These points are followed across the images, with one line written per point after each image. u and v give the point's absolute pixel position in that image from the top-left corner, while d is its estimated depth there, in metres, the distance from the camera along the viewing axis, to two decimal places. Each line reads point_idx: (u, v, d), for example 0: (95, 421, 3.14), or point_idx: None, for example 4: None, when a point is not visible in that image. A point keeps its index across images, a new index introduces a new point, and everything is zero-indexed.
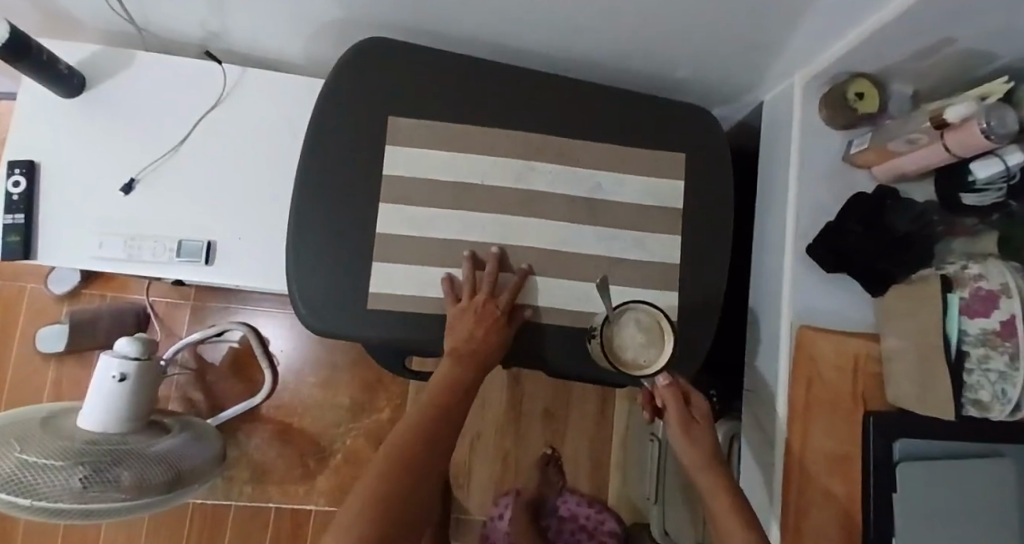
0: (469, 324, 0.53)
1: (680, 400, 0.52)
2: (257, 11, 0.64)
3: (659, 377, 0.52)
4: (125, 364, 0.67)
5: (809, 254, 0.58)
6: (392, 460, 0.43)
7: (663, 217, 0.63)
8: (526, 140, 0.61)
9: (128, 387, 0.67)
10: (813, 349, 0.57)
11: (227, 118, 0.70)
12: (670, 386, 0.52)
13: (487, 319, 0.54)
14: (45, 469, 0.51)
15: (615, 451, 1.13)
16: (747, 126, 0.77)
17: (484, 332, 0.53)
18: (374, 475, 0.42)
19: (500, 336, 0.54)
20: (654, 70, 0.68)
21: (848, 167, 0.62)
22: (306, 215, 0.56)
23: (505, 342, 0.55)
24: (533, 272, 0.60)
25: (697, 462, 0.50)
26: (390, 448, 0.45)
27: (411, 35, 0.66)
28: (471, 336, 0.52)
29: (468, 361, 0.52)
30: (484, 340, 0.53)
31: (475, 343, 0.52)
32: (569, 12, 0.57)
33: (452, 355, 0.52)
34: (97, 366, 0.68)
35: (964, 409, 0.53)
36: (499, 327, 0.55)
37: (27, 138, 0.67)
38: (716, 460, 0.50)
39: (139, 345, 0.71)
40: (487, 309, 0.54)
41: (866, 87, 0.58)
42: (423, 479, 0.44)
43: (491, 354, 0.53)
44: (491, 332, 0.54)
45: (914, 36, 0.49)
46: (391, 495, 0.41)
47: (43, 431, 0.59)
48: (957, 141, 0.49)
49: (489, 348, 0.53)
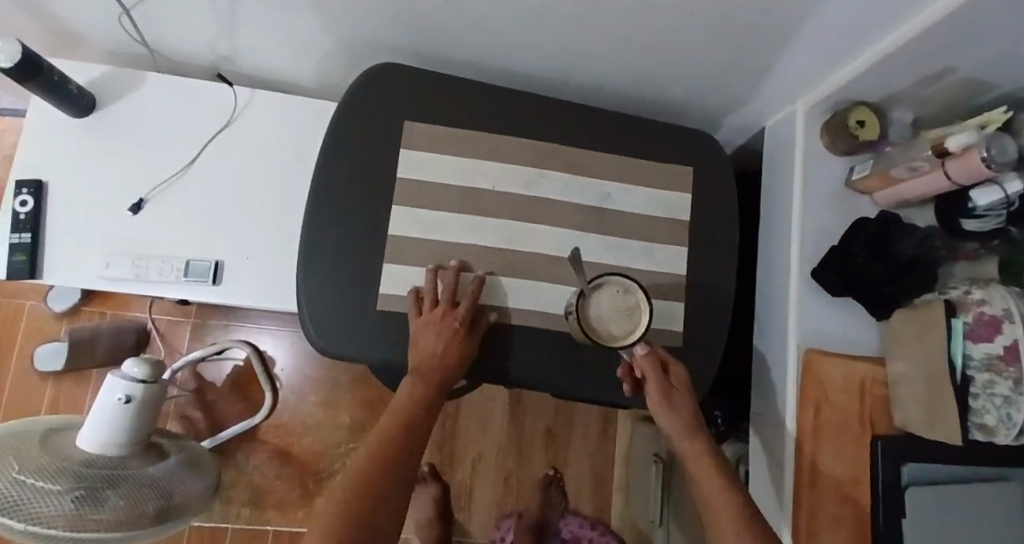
0: (430, 340, 0.52)
1: (658, 370, 0.54)
2: (269, 36, 0.65)
3: (636, 347, 0.54)
4: (131, 387, 0.67)
5: (815, 277, 0.59)
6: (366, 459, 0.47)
7: (670, 230, 0.64)
8: (535, 147, 0.62)
9: (133, 410, 0.66)
10: (821, 373, 0.57)
11: (236, 139, 0.71)
12: (648, 355, 0.54)
13: (447, 332, 0.53)
14: (42, 492, 0.50)
15: (617, 471, 1.12)
16: (748, 150, 0.78)
17: (446, 348, 0.53)
18: (348, 486, 0.45)
19: (463, 347, 0.54)
20: (658, 96, 0.70)
21: (851, 192, 0.63)
22: (317, 234, 0.57)
23: (468, 352, 0.54)
24: (493, 274, 0.59)
25: (680, 431, 0.52)
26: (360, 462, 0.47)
27: (421, 61, 0.68)
28: (432, 354, 0.52)
29: (433, 379, 0.52)
30: (445, 357, 0.53)
31: (436, 360, 0.52)
32: (577, 39, 0.58)
33: (416, 374, 0.52)
34: (103, 386, 0.67)
35: (970, 433, 0.53)
36: (461, 338, 0.54)
37: (36, 158, 0.67)
38: (694, 428, 0.52)
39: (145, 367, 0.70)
40: (448, 322, 0.53)
41: (867, 115, 0.59)
42: (393, 483, 0.47)
43: (456, 368, 0.53)
44: (453, 347, 0.53)
45: (912, 65, 0.51)
46: (362, 506, 0.44)
47: (42, 450, 0.57)
48: (958, 168, 0.50)
49: (451, 363, 0.53)
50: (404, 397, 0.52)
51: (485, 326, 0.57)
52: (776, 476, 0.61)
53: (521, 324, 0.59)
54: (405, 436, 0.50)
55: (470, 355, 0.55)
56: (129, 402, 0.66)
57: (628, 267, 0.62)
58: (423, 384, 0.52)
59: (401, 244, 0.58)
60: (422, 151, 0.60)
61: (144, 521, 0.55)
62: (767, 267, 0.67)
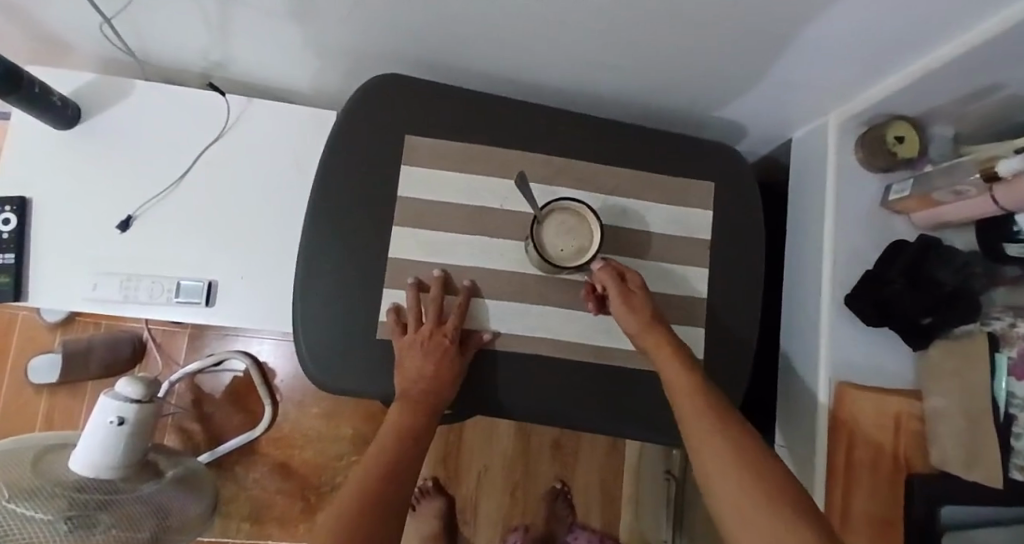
0: (416, 361, 0.50)
1: (616, 277, 0.51)
2: (264, 41, 0.61)
3: (593, 262, 0.52)
4: (125, 408, 0.60)
5: (847, 306, 0.56)
6: (374, 473, 0.44)
7: (693, 251, 0.60)
8: (548, 163, 0.58)
9: (126, 435, 0.60)
10: (853, 408, 0.54)
11: (230, 151, 0.67)
12: (603, 268, 0.52)
13: (435, 352, 0.50)
14: (35, 522, 0.46)
15: (627, 484, 1.09)
16: (773, 161, 0.74)
17: (435, 368, 0.50)
18: (353, 497, 0.41)
19: (452, 368, 0.51)
20: (678, 107, 0.66)
21: (886, 212, 0.59)
22: (315, 261, 0.54)
23: (457, 373, 0.51)
24: (480, 291, 0.56)
25: (641, 326, 0.49)
26: (361, 476, 0.44)
27: (427, 70, 0.63)
28: (419, 375, 0.49)
29: (421, 405, 0.49)
30: (434, 377, 0.50)
31: (424, 382, 0.49)
32: (594, 49, 0.54)
33: (405, 401, 0.49)
34: (95, 406, 0.61)
35: (1010, 473, 0.49)
36: (450, 358, 0.51)
37: (17, 173, 0.63)
38: (656, 321, 0.49)
39: (142, 385, 0.63)
40: (433, 341, 0.50)
41: (906, 130, 0.55)
42: (400, 493, 0.43)
43: (446, 391, 0.50)
44: (443, 366, 0.50)
45: (962, 80, 0.47)
46: (375, 511, 0.40)
47: (33, 473, 0.53)
48: (1008, 194, 0.46)
49: (443, 383, 0.50)
50: (394, 422, 0.48)
51: (475, 347, 0.53)
52: None
53: (533, 354, 0.55)
54: (408, 454, 0.47)
55: (460, 376, 0.51)
56: (122, 425, 0.60)
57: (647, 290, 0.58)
58: (416, 413, 0.49)
59: (407, 270, 0.55)
60: (429, 168, 0.56)
61: (140, 532, 0.54)
62: (794, 288, 0.64)
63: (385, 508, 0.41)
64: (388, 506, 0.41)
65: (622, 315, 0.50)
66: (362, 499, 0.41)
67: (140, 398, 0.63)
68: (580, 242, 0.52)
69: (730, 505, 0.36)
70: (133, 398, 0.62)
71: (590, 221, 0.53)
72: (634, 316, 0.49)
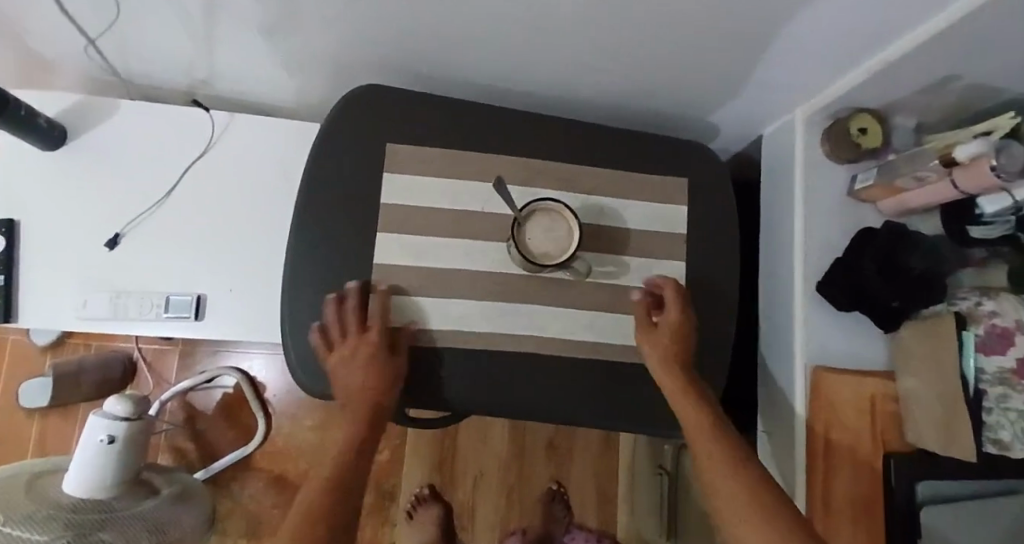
0: (353, 371, 0.51)
1: (648, 312, 0.57)
2: (246, 57, 0.62)
3: (635, 291, 0.58)
4: (115, 426, 0.61)
5: (820, 292, 0.58)
6: (322, 487, 0.46)
7: (672, 245, 0.61)
8: (526, 165, 0.59)
9: (117, 453, 0.60)
10: (830, 392, 0.55)
11: (215, 166, 0.68)
12: (643, 299, 0.57)
13: (364, 362, 0.50)
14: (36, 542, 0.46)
15: (622, 483, 1.10)
16: (746, 156, 0.76)
17: (368, 377, 0.50)
18: (301, 513, 0.43)
19: (385, 371, 0.51)
20: (653, 108, 0.68)
21: (854, 201, 0.62)
22: (302, 272, 0.55)
23: (393, 375, 0.52)
24: (463, 293, 0.56)
25: (663, 357, 0.54)
26: (313, 492, 0.46)
27: (406, 80, 0.65)
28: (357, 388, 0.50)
29: (364, 414, 0.50)
30: (369, 386, 0.50)
31: (361, 394, 0.50)
32: (566, 54, 0.55)
33: (352, 414, 0.51)
34: (85, 427, 0.62)
35: (985, 449, 0.51)
36: (382, 361, 0.51)
37: (3, 194, 0.64)
38: (679, 353, 0.54)
39: (131, 401, 0.64)
40: (361, 350, 0.51)
41: (868, 122, 0.58)
42: (347, 502, 0.46)
43: (387, 394, 0.51)
44: (375, 373, 0.51)
45: (917, 72, 0.49)
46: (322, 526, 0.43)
47: (25, 497, 0.53)
48: (966, 178, 0.48)
49: (380, 389, 0.51)
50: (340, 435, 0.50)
51: (405, 344, 0.54)
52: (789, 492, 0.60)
53: (520, 351, 0.56)
54: (354, 462, 0.49)
55: (396, 376, 0.52)
56: (112, 442, 0.61)
57: (629, 284, 0.59)
58: (360, 424, 0.50)
59: (392, 275, 0.56)
60: (410, 174, 0.57)
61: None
62: (771, 279, 0.66)
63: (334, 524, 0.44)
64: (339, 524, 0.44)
65: (649, 346, 0.55)
66: (308, 518, 0.43)
67: (129, 416, 0.64)
68: (552, 245, 0.54)
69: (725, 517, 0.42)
70: (121, 416, 0.63)
71: (568, 218, 0.54)
72: (659, 348, 0.54)
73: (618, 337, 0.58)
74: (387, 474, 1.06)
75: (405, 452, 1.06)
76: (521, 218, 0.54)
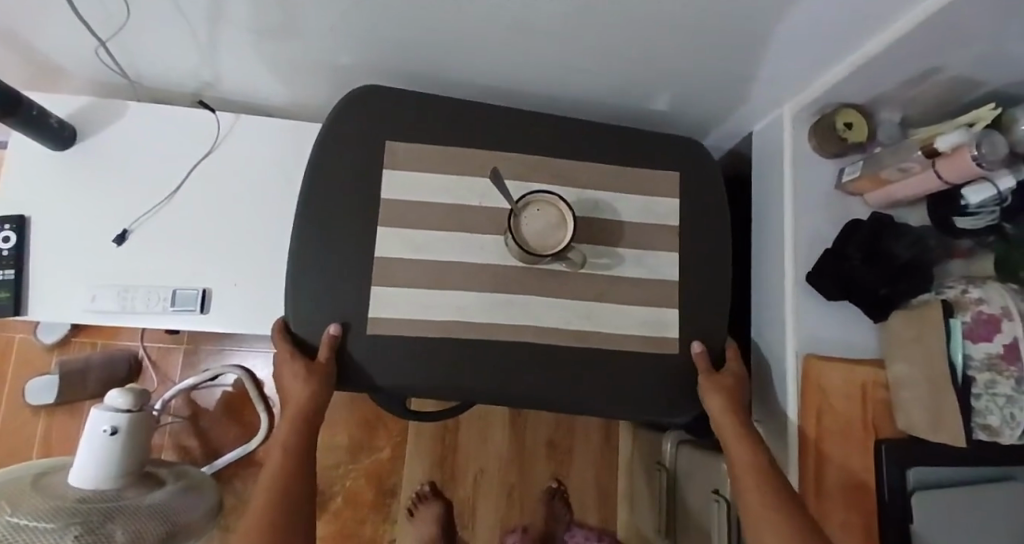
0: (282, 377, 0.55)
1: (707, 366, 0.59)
2: (250, 59, 0.64)
3: (693, 343, 0.60)
4: (117, 417, 0.62)
5: (810, 283, 0.59)
6: (269, 495, 0.49)
7: (664, 238, 0.63)
8: (521, 161, 0.61)
9: (119, 444, 0.61)
10: (821, 380, 0.57)
11: (219, 165, 0.70)
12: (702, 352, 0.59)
13: (290, 380, 0.53)
14: (35, 530, 0.47)
15: (622, 481, 1.11)
16: (738, 153, 0.78)
17: (295, 390, 0.53)
18: (251, 516, 0.48)
19: (297, 370, 0.53)
20: (643, 106, 0.70)
21: (843, 194, 0.63)
22: (306, 257, 0.57)
23: (306, 372, 0.53)
24: (459, 286, 0.57)
25: (723, 408, 0.56)
26: (258, 493, 0.50)
27: (404, 81, 0.67)
28: (292, 404, 0.53)
29: (294, 416, 0.53)
30: (298, 396, 0.53)
31: (296, 406, 0.53)
32: (558, 53, 0.57)
33: (285, 418, 0.54)
34: (88, 419, 0.63)
35: (974, 434, 0.52)
36: (299, 362, 0.54)
37: (16, 192, 0.66)
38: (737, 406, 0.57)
39: (129, 393, 0.66)
40: (279, 356, 0.55)
41: (853, 117, 0.60)
42: (293, 505, 0.50)
43: (304, 391, 0.52)
44: (298, 383, 0.53)
45: (900, 66, 0.51)
46: (265, 527, 0.47)
47: (33, 490, 0.54)
48: (949, 167, 0.50)
49: (307, 394, 0.52)
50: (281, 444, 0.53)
51: (325, 342, 0.54)
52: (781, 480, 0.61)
53: (518, 341, 0.57)
54: (298, 463, 0.52)
55: (315, 371, 0.53)
56: (116, 434, 0.62)
57: (622, 275, 0.61)
58: (294, 426, 0.53)
59: (390, 267, 0.57)
60: (408, 171, 0.59)
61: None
62: (762, 271, 0.67)
63: (280, 525, 0.48)
64: (288, 524, 0.49)
65: (709, 396, 0.57)
66: (253, 521, 0.48)
67: (130, 407, 0.65)
68: (546, 237, 0.55)
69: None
70: (122, 408, 0.64)
71: (562, 209, 0.56)
72: (719, 398, 0.56)
73: (613, 325, 0.59)
74: (388, 471, 1.06)
75: (406, 450, 1.07)
76: (517, 208, 0.56)
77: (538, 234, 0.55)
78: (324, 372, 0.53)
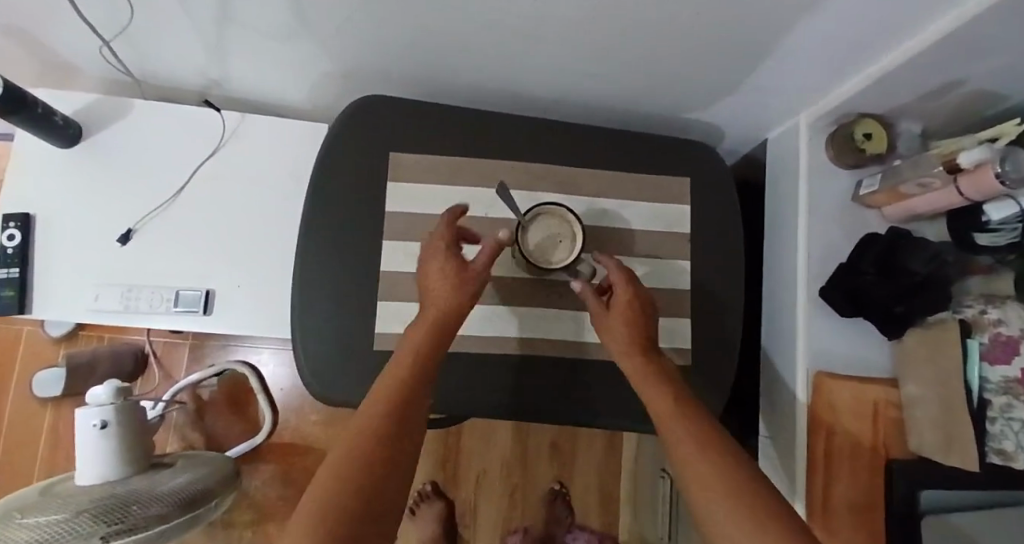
0: (430, 270, 0.49)
1: (626, 281, 0.53)
2: (255, 59, 0.63)
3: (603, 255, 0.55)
4: (107, 410, 0.60)
5: (823, 297, 0.58)
6: (363, 438, 0.37)
7: (673, 250, 0.61)
8: (527, 169, 0.60)
9: (114, 435, 0.60)
10: (831, 397, 0.55)
11: (224, 165, 0.70)
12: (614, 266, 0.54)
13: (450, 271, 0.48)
14: (52, 523, 0.47)
15: (625, 484, 1.10)
16: (752, 160, 0.76)
17: (449, 286, 0.47)
18: (349, 441, 0.37)
19: (453, 269, 0.48)
20: (654, 114, 0.68)
21: (859, 207, 0.61)
22: (312, 265, 0.56)
23: (463, 274, 0.48)
24: None
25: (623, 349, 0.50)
26: (360, 414, 0.39)
27: (411, 84, 0.66)
28: (438, 296, 0.47)
29: (434, 320, 0.45)
30: (448, 294, 0.46)
31: (441, 301, 0.46)
32: (568, 60, 0.55)
33: (420, 318, 0.46)
34: (75, 419, 0.60)
35: (987, 457, 0.51)
36: (454, 263, 0.48)
37: (22, 190, 0.66)
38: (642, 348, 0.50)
39: (114, 385, 0.63)
40: (432, 248, 0.50)
41: (875, 127, 0.58)
42: (395, 464, 0.37)
43: (455, 297, 0.46)
44: (460, 281, 0.47)
45: (923, 79, 0.49)
46: (354, 478, 0.34)
47: (43, 493, 0.55)
48: (969, 185, 0.48)
49: (460, 296, 0.47)
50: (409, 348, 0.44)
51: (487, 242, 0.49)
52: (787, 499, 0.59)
53: (524, 355, 0.57)
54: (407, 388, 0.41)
55: (472, 277, 0.48)
56: (107, 427, 0.60)
57: None
58: (432, 332, 0.45)
59: (394, 279, 0.57)
60: (411, 182, 0.58)
61: (170, 520, 0.54)
62: (774, 283, 0.65)
63: (387, 473, 0.36)
64: (388, 470, 0.36)
65: (613, 333, 0.51)
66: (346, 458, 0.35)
67: (118, 397, 0.63)
68: (550, 254, 0.54)
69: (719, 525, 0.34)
70: (105, 402, 0.62)
71: (569, 219, 0.55)
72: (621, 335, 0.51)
73: None
74: None
75: None
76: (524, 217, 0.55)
77: (542, 248, 0.54)
78: (477, 281, 0.48)
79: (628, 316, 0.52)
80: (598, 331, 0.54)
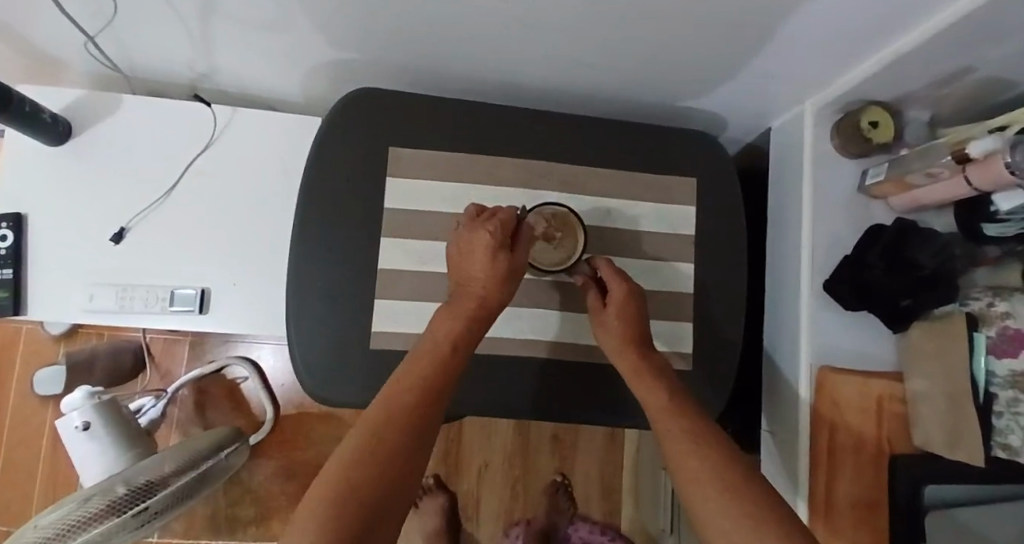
0: (474, 257, 0.48)
1: (621, 280, 0.53)
2: (245, 51, 0.61)
3: (598, 257, 0.55)
4: (86, 412, 0.61)
5: (828, 291, 0.57)
6: (376, 421, 0.38)
7: (675, 244, 0.60)
8: (525, 165, 0.59)
9: (99, 431, 0.61)
10: (836, 393, 0.55)
11: (217, 162, 0.68)
12: (607, 268, 0.54)
13: (500, 262, 0.48)
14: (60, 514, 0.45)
15: (627, 475, 1.11)
16: (756, 149, 0.74)
17: (493, 274, 0.48)
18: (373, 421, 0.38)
19: (501, 266, 0.48)
20: (655, 103, 0.67)
21: (865, 198, 0.60)
22: (308, 265, 0.56)
23: (507, 270, 0.48)
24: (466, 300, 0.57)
25: (615, 345, 0.51)
26: (382, 397, 0.40)
27: (406, 75, 0.64)
28: (481, 282, 0.48)
29: (472, 311, 0.47)
30: (490, 282, 0.48)
31: (483, 287, 0.47)
32: (565, 50, 0.54)
33: (458, 306, 0.47)
34: (61, 432, 0.61)
35: (992, 451, 0.50)
36: (503, 257, 0.48)
37: (12, 189, 0.65)
38: (633, 341, 0.50)
39: (87, 389, 0.63)
40: (480, 235, 0.48)
41: (881, 115, 0.56)
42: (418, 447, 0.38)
43: (497, 291, 0.48)
44: (506, 273, 0.48)
45: (932, 64, 0.47)
46: (371, 464, 0.35)
47: None
48: (979, 174, 0.47)
49: (501, 286, 0.48)
50: (446, 326, 0.46)
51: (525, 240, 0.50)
52: (788, 496, 0.59)
53: (524, 352, 0.56)
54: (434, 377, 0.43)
55: (513, 273, 0.49)
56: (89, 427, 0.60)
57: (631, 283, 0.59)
58: (470, 314, 0.47)
59: (392, 276, 0.56)
60: (408, 178, 0.57)
61: (178, 481, 0.54)
62: (778, 276, 0.64)
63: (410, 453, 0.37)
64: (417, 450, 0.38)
65: (611, 326, 0.51)
66: (361, 449, 0.35)
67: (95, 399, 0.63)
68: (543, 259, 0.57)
69: (706, 519, 0.35)
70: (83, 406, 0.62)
71: (578, 231, 0.58)
72: (621, 329, 0.51)
73: None
74: None
75: None
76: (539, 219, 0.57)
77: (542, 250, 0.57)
78: (517, 275, 0.50)
79: (622, 309, 0.51)
80: (594, 326, 0.54)
